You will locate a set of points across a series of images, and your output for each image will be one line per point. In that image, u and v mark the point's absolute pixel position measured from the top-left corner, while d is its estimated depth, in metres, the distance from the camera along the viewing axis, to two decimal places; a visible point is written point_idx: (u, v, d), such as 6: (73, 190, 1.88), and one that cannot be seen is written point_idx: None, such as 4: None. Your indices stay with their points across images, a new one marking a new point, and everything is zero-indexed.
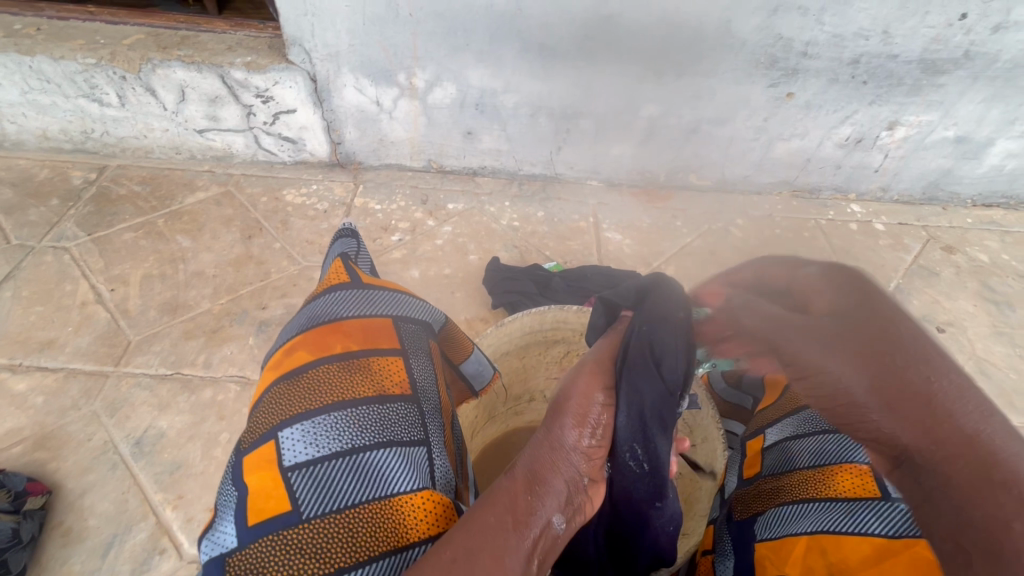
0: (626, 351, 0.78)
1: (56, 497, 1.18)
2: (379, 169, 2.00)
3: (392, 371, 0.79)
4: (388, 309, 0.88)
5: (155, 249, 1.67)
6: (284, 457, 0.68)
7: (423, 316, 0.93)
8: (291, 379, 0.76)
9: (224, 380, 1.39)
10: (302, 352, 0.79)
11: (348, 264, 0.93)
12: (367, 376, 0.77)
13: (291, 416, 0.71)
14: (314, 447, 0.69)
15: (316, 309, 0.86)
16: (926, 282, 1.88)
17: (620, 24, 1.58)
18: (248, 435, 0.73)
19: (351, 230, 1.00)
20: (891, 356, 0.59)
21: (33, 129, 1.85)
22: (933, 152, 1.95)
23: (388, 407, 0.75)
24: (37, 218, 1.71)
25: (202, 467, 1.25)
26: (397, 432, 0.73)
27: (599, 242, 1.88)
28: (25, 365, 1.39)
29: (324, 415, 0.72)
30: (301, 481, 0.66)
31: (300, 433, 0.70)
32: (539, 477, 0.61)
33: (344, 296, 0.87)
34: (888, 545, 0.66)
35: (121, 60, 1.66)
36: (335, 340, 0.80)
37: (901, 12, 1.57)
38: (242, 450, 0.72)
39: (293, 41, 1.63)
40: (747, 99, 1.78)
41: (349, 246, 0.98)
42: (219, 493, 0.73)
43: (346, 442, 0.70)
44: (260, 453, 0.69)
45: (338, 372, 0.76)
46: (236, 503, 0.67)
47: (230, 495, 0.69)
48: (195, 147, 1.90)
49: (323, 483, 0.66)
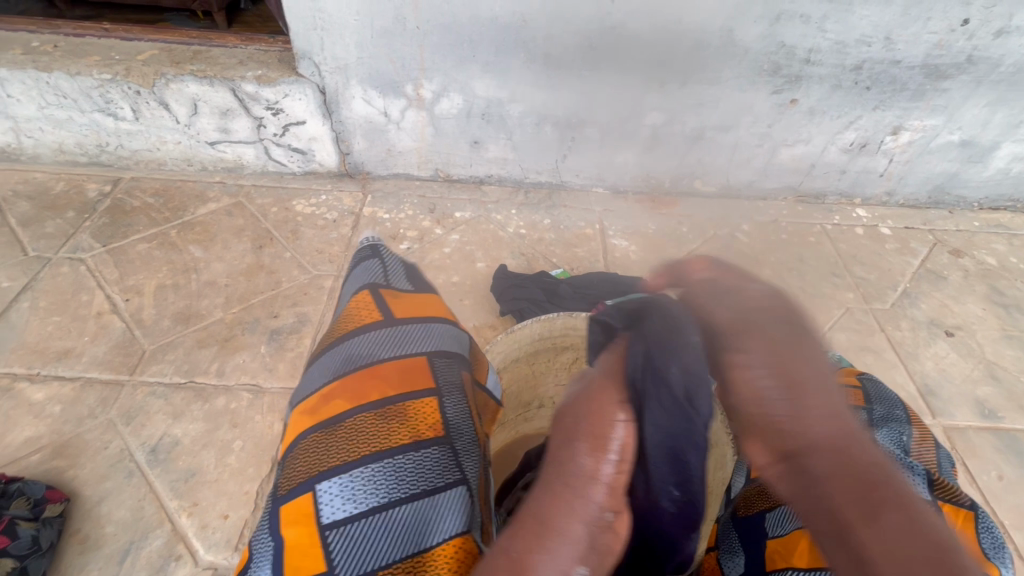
0: (632, 376, 0.77)
1: (75, 504, 1.20)
2: (388, 178, 2.02)
3: (426, 413, 0.80)
4: (421, 345, 0.89)
5: (169, 260, 1.70)
6: (322, 514, 0.70)
7: (455, 347, 0.94)
8: (328, 430, 0.77)
9: (237, 388, 1.41)
10: (337, 400, 0.80)
11: (378, 297, 0.95)
12: (403, 423, 0.78)
13: (328, 468, 0.73)
14: (351, 504, 0.70)
15: (351, 350, 0.87)
16: (933, 285, 1.89)
17: (624, 34, 1.60)
18: (285, 483, 0.75)
19: (376, 254, 1.04)
20: (797, 378, 0.61)
21: (49, 143, 1.89)
22: (939, 156, 1.95)
23: (422, 454, 0.76)
24: (54, 230, 1.74)
25: (216, 474, 1.27)
26: (431, 480, 0.74)
27: (605, 249, 1.89)
28: (43, 374, 1.42)
29: (361, 467, 0.73)
30: (337, 540, 0.68)
31: (337, 487, 0.71)
32: (549, 528, 0.59)
33: (378, 336, 0.88)
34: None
35: (136, 76, 1.70)
36: (371, 386, 0.81)
37: (904, 18, 1.58)
38: (280, 498, 0.74)
39: (303, 54, 1.67)
40: (750, 106, 1.79)
41: (375, 271, 1.00)
42: (258, 535, 0.76)
43: (381, 497, 0.71)
44: (298, 505, 0.71)
45: (375, 421, 0.77)
46: (275, 555, 0.70)
47: (269, 544, 0.72)
48: (207, 159, 1.94)
49: (358, 543, 0.68)
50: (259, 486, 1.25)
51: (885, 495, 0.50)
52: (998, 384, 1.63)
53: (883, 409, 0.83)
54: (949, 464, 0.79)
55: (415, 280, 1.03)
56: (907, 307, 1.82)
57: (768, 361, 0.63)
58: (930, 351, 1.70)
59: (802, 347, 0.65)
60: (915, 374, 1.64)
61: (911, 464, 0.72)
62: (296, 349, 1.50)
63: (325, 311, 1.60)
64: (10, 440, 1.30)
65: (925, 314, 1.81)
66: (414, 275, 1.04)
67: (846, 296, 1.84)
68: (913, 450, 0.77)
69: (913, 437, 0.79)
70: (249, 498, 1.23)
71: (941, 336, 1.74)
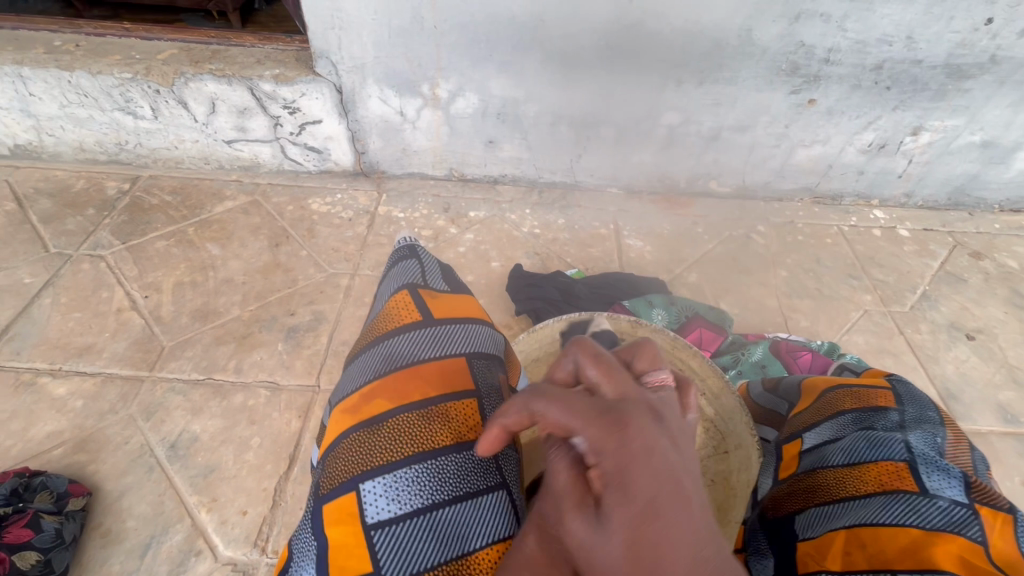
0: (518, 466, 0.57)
1: (96, 499, 1.21)
2: (402, 178, 2.03)
3: (468, 416, 0.80)
4: (459, 346, 0.89)
5: (186, 257, 1.71)
6: (367, 513, 0.70)
7: (492, 348, 0.93)
8: (371, 429, 0.77)
9: (254, 385, 1.42)
10: (380, 399, 0.80)
11: (416, 296, 0.94)
12: (445, 425, 0.78)
13: (372, 467, 0.74)
14: (395, 504, 0.71)
15: (392, 349, 0.87)
16: (952, 288, 1.86)
17: (641, 32, 1.59)
18: (327, 481, 0.76)
19: (411, 251, 1.03)
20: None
21: (69, 141, 1.91)
22: (959, 157, 1.93)
23: (463, 456, 0.76)
24: (74, 227, 1.76)
25: (234, 470, 1.28)
26: (473, 483, 0.75)
27: (620, 249, 1.89)
28: (64, 369, 1.43)
29: (405, 468, 0.73)
30: (383, 540, 0.69)
31: (383, 487, 0.72)
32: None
33: (419, 335, 0.88)
34: (926, 537, 0.64)
35: (156, 75, 1.72)
36: (413, 386, 0.81)
37: (926, 17, 1.56)
38: (321, 497, 0.75)
39: (320, 54, 1.67)
40: (768, 105, 1.78)
41: (413, 270, 1.00)
42: (298, 531, 0.76)
43: (425, 498, 0.72)
44: (342, 505, 0.71)
45: (418, 422, 0.77)
46: (318, 554, 0.70)
47: (311, 543, 0.72)
48: (224, 158, 1.95)
49: (404, 543, 0.69)
50: (277, 483, 1.26)
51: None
52: (1020, 389, 1.61)
53: (915, 410, 0.82)
54: (984, 467, 0.78)
55: (450, 281, 1.02)
56: (927, 310, 1.79)
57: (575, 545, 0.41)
58: (950, 354, 1.68)
59: (647, 518, 0.38)
60: (935, 378, 1.62)
61: (945, 467, 0.73)
62: (313, 346, 1.51)
63: (341, 309, 1.60)
64: (33, 435, 1.31)
65: (945, 317, 1.79)
66: (449, 275, 1.04)
67: (864, 298, 1.82)
68: (948, 452, 0.76)
69: (948, 439, 0.78)
70: (268, 495, 1.24)
71: (961, 339, 1.72)
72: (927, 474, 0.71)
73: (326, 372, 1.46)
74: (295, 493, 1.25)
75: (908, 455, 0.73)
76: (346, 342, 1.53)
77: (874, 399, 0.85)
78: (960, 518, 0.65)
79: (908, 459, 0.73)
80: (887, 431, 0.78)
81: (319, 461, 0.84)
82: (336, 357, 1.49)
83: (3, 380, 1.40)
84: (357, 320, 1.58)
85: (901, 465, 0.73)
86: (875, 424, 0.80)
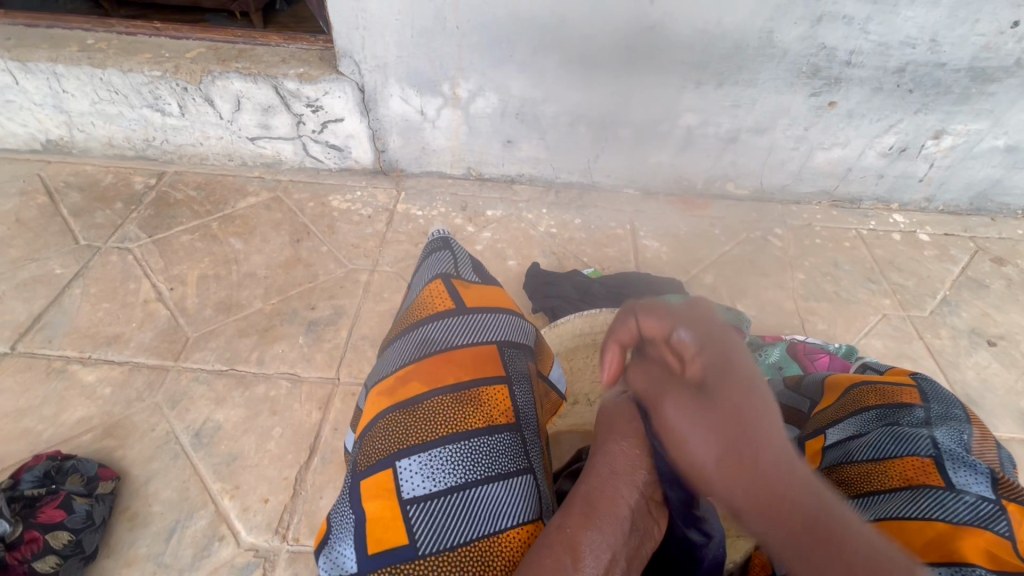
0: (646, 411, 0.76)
1: (124, 483, 1.25)
2: (420, 176, 2.05)
3: (499, 401, 0.83)
4: (491, 334, 0.91)
5: (210, 251, 1.75)
6: (403, 489, 0.73)
7: (523, 338, 0.96)
8: (407, 410, 0.80)
9: (276, 376, 1.45)
10: (415, 382, 0.83)
11: (450, 285, 0.97)
12: (478, 408, 0.81)
13: (407, 446, 0.77)
14: (430, 481, 0.74)
15: (426, 335, 0.90)
16: (974, 293, 1.84)
17: (661, 34, 1.60)
18: (363, 458, 0.79)
19: (445, 242, 1.06)
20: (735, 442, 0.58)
21: (99, 137, 1.97)
22: (982, 162, 1.91)
23: (494, 439, 0.79)
24: (103, 220, 1.81)
25: (256, 459, 1.30)
26: (504, 465, 0.77)
27: (636, 249, 1.89)
28: (93, 357, 1.47)
29: (439, 448, 0.76)
30: (418, 515, 0.72)
31: (417, 465, 0.75)
32: (596, 508, 0.69)
33: (452, 323, 0.91)
34: (952, 531, 0.65)
35: (184, 73, 1.76)
36: (446, 370, 0.84)
37: (951, 20, 1.55)
38: (358, 473, 0.78)
39: (344, 53, 1.70)
40: (788, 108, 1.78)
41: (446, 260, 1.02)
42: (333, 507, 0.79)
43: (458, 477, 0.75)
44: (378, 479, 0.75)
45: (452, 405, 0.80)
46: (355, 527, 0.73)
47: (347, 517, 0.75)
48: (247, 154, 1.99)
49: (438, 519, 0.72)
50: (298, 472, 1.29)
51: (824, 539, 0.51)
52: None
53: (941, 407, 0.82)
54: (1010, 464, 0.78)
55: (481, 272, 1.04)
56: (947, 316, 1.78)
57: (697, 431, 0.62)
58: (971, 360, 1.66)
59: (736, 393, 0.62)
60: (955, 383, 1.61)
61: (971, 463, 0.72)
62: (333, 340, 1.54)
63: (360, 304, 1.63)
64: (63, 420, 1.35)
65: (966, 323, 1.77)
66: (480, 266, 1.06)
67: (882, 302, 1.81)
68: (974, 448, 0.76)
69: (974, 436, 0.78)
70: (289, 484, 1.27)
71: (982, 345, 1.70)
72: (953, 470, 0.71)
73: (346, 365, 1.49)
74: (316, 482, 1.27)
75: (934, 450, 0.73)
76: (365, 336, 1.56)
77: (899, 396, 0.84)
78: (987, 513, 0.66)
79: (934, 455, 0.73)
80: (912, 427, 0.78)
81: (356, 442, 0.87)
82: (355, 351, 1.52)
83: (35, 366, 1.45)
84: (376, 315, 1.61)
85: (926, 461, 0.72)
86: (901, 421, 0.80)
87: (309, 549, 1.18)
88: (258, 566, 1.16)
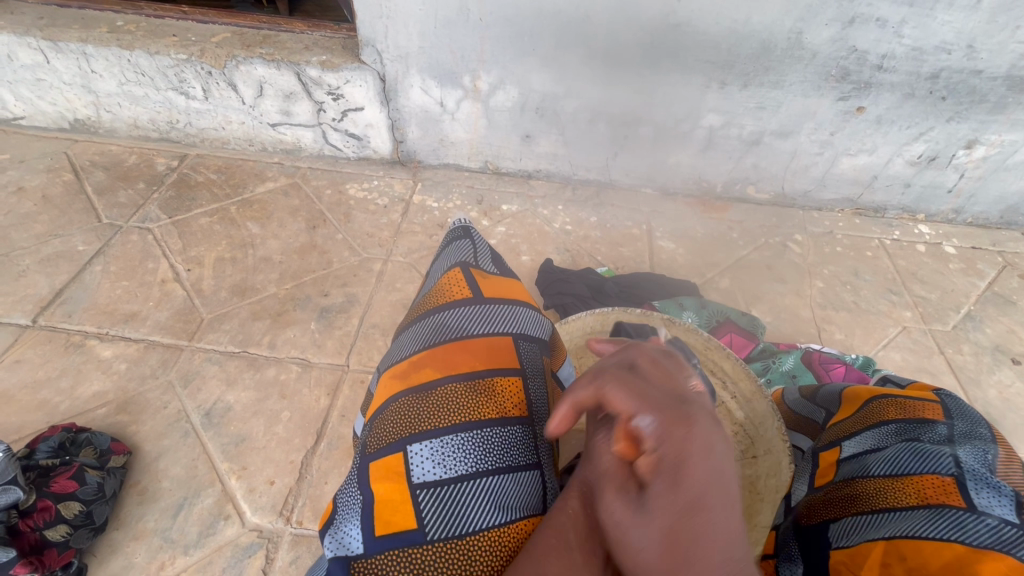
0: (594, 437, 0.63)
1: (135, 458, 1.27)
2: (437, 168, 2.05)
3: (512, 393, 0.83)
4: (508, 325, 0.91)
5: (227, 234, 1.77)
6: (413, 473, 0.73)
7: (538, 331, 0.95)
8: (419, 395, 0.80)
9: (287, 360, 1.46)
10: (429, 368, 0.83)
11: (469, 274, 0.96)
12: (490, 398, 0.81)
13: (420, 431, 0.76)
14: (441, 467, 0.74)
15: (442, 322, 0.89)
16: (1001, 310, 1.79)
17: (686, 32, 1.57)
18: (373, 441, 0.79)
19: (465, 230, 1.06)
20: (667, 559, 0.47)
21: (125, 118, 2.00)
22: (1015, 174, 1.84)
23: (506, 430, 0.79)
24: (126, 200, 1.84)
25: (264, 441, 1.32)
26: (515, 456, 0.78)
27: (652, 250, 1.87)
28: (110, 333, 1.50)
29: (452, 434, 0.76)
30: (427, 500, 0.72)
31: (429, 450, 0.75)
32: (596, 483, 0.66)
33: (468, 311, 0.91)
34: (971, 554, 0.61)
35: (209, 57, 1.77)
36: (462, 359, 0.84)
37: (990, 26, 1.49)
38: (367, 455, 0.77)
39: (366, 42, 1.70)
40: (813, 112, 1.74)
41: (466, 249, 1.02)
42: (342, 489, 0.78)
43: (470, 466, 0.75)
44: (389, 462, 0.74)
45: (465, 393, 0.80)
46: (362, 508, 0.72)
47: (355, 499, 0.74)
48: (267, 140, 2.01)
49: (447, 507, 0.71)
50: (304, 456, 1.30)
51: None
52: None
53: (965, 425, 0.79)
54: None
55: (499, 264, 1.04)
56: (971, 331, 1.73)
57: (625, 509, 0.52)
58: (993, 378, 1.62)
59: (685, 486, 0.46)
60: (977, 402, 1.56)
61: (995, 485, 0.69)
62: (344, 327, 1.55)
63: (373, 293, 1.64)
64: (79, 393, 1.38)
65: (989, 339, 1.72)
66: (499, 259, 1.05)
67: (903, 314, 1.76)
68: (999, 469, 0.72)
69: (999, 457, 0.74)
70: (295, 467, 1.28)
71: (1006, 363, 1.65)
72: (976, 490, 0.68)
73: (356, 353, 1.50)
74: (321, 467, 1.28)
75: (956, 469, 0.71)
76: (376, 325, 1.56)
77: (922, 412, 0.82)
78: (1011, 537, 0.62)
79: (956, 475, 0.70)
80: (934, 444, 0.76)
81: (366, 426, 0.87)
82: (365, 339, 1.53)
83: (55, 340, 1.48)
84: (388, 304, 1.62)
85: (947, 480, 0.70)
86: (921, 437, 0.78)
87: (313, 532, 1.19)
88: (261, 546, 1.17)
